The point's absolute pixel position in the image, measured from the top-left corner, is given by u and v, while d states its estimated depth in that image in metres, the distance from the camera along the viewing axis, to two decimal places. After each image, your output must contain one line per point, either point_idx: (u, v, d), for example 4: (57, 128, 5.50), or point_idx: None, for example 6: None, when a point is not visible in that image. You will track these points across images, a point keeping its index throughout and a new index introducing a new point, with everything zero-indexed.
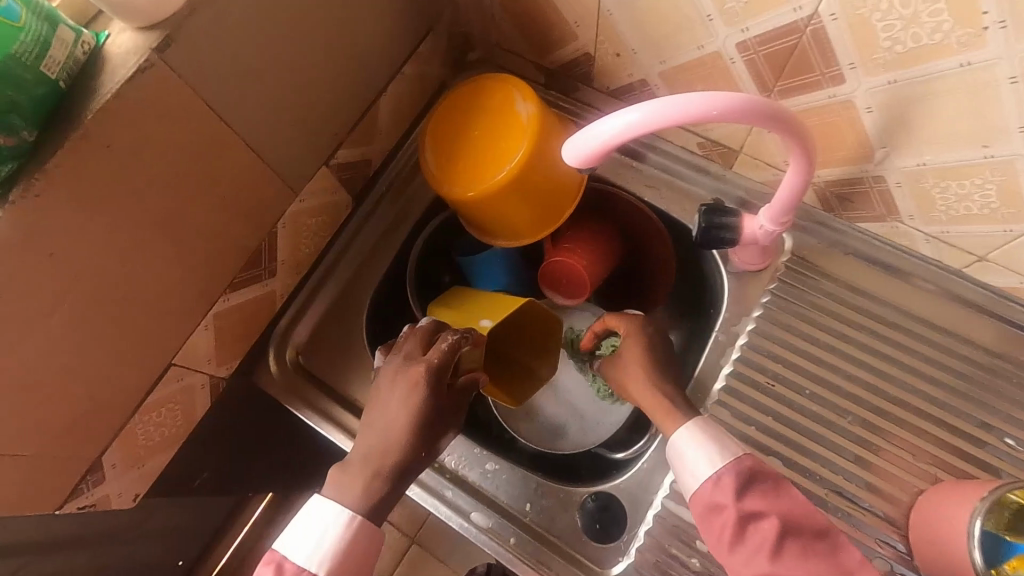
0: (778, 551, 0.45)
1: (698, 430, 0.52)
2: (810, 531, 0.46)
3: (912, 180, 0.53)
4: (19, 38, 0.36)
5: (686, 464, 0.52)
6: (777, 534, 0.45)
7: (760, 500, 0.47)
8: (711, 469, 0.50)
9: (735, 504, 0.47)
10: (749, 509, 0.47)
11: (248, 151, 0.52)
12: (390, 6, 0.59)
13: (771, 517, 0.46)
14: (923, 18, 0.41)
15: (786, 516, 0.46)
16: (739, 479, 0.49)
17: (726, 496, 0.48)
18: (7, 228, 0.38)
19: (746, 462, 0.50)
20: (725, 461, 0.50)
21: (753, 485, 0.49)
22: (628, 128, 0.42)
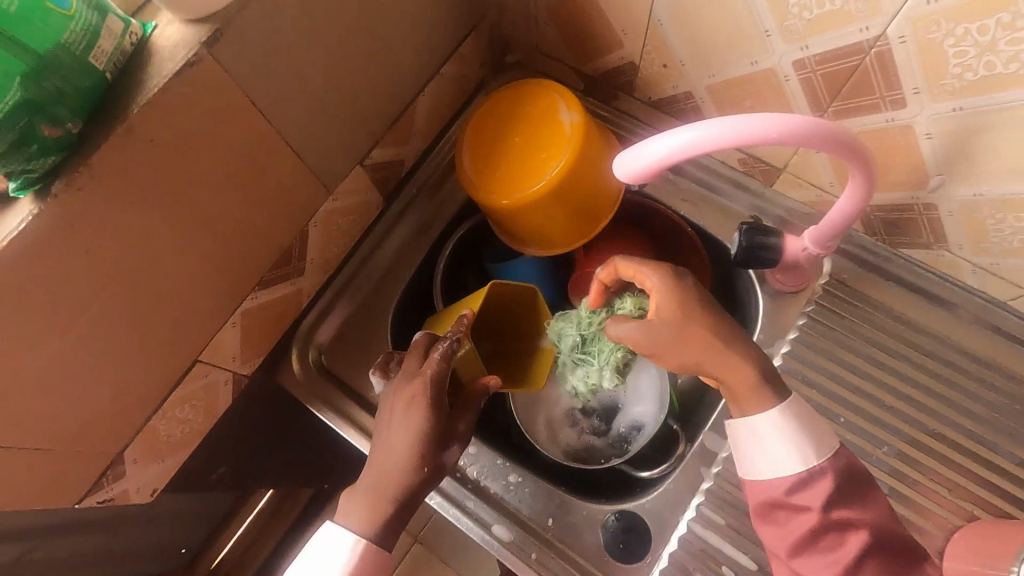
0: (860, 566, 0.42)
1: (790, 418, 0.46)
2: (898, 546, 0.43)
3: (967, 210, 0.51)
4: (69, 27, 0.35)
5: (764, 450, 0.47)
6: (864, 550, 0.42)
7: (851, 510, 0.43)
8: (797, 468, 0.45)
9: (824, 511, 0.43)
10: (840, 517, 0.43)
11: (286, 148, 0.51)
12: (434, 5, 0.58)
13: (862, 529, 0.43)
14: (1000, 46, 0.40)
15: (878, 528, 0.43)
16: (833, 480, 0.44)
17: (811, 498, 0.44)
18: (49, 222, 0.38)
19: (843, 462, 0.45)
20: (819, 458, 0.45)
21: (848, 487, 0.45)
22: (686, 147, 0.41)
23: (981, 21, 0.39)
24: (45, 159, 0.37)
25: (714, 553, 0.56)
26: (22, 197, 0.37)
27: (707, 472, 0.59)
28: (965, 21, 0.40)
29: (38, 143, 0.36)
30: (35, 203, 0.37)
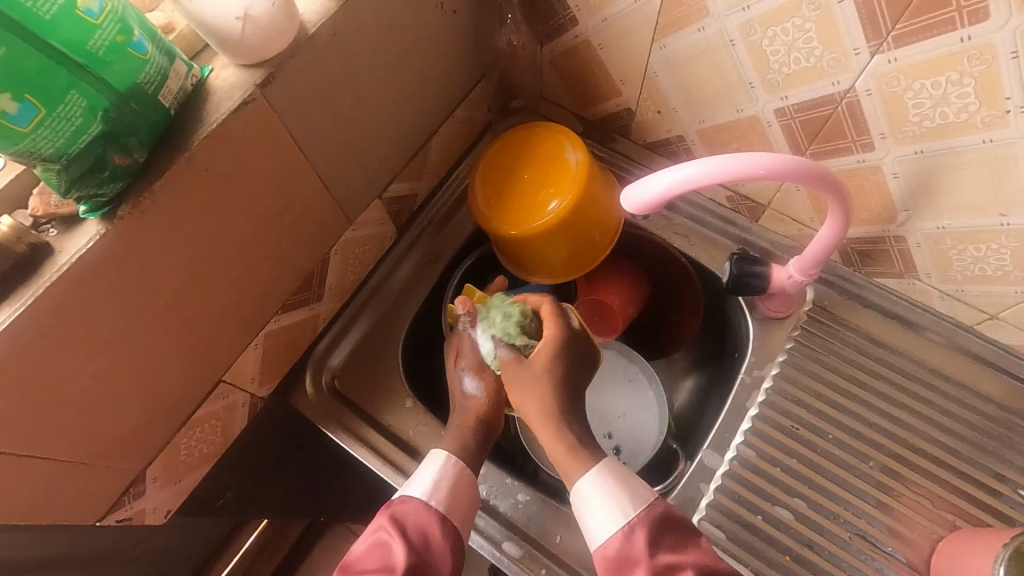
0: None
1: (602, 481, 0.52)
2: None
3: (933, 241, 0.57)
4: (146, 69, 0.39)
5: (588, 512, 0.51)
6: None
7: (672, 553, 0.47)
8: (621, 520, 0.49)
9: (648, 559, 0.47)
10: (665, 562, 0.46)
11: (316, 178, 0.55)
12: (451, 55, 0.64)
13: (688, 569, 0.46)
14: (951, 98, 0.46)
15: (702, 564, 0.46)
16: (647, 532, 0.49)
17: (639, 550, 0.48)
18: (112, 240, 0.41)
19: (654, 511, 0.50)
20: (635, 512, 0.50)
21: (665, 531, 0.49)
22: (685, 181, 0.46)
23: (934, 77, 0.46)
24: (113, 185, 0.41)
25: None
26: (89, 220, 0.41)
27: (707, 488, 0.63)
28: (922, 78, 0.46)
29: (110, 170, 0.39)
30: (102, 225, 0.41)
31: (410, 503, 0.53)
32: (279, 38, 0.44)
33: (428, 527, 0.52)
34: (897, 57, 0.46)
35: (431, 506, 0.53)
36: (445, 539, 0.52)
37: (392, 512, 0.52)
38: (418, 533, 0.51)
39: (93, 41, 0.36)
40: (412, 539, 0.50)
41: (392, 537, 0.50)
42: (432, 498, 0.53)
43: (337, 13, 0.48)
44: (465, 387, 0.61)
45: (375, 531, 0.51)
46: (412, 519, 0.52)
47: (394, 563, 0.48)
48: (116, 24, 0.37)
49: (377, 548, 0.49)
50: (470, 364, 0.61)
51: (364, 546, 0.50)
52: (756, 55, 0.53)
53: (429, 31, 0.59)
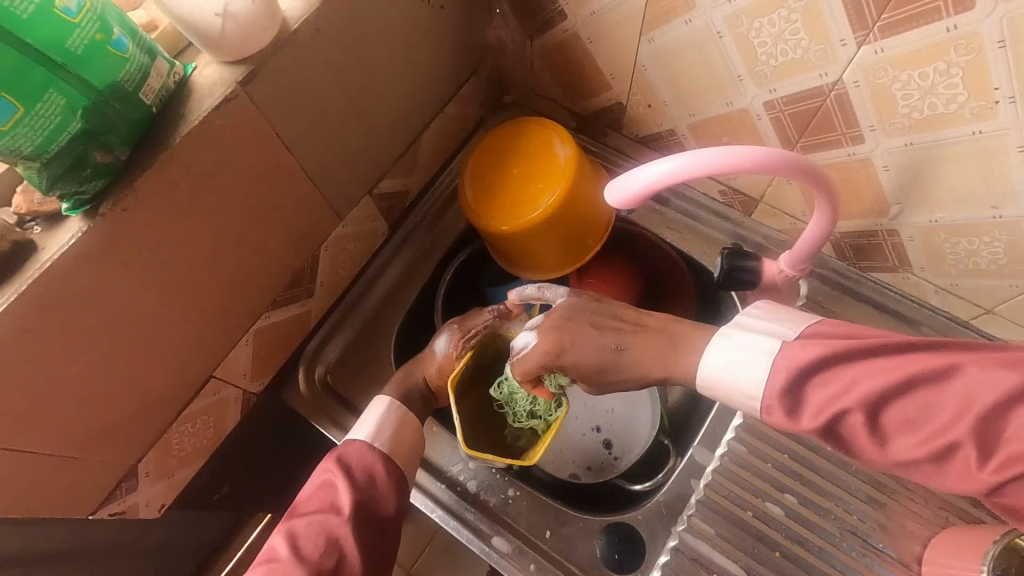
0: (881, 420, 0.38)
1: (720, 347, 0.48)
2: (902, 386, 0.37)
3: (925, 234, 0.56)
4: (126, 67, 0.40)
5: (737, 378, 0.46)
6: (871, 422, 0.38)
7: (819, 395, 0.40)
8: (759, 397, 0.44)
9: (803, 423, 0.41)
10: (822, 419, 0.39)
11: (302, 174, 0.55)
12: (439, 51, 0.64)
13: (853, 410, 0.38)
14: (939, 89, 0.45)
15: (868, 398, 0.38)
16: (785, 392, 0.42)
17: (787, 420, 0.42)
18: (95, 237, 0.41)
19: (783, 372, 0.42)
20: (767, 391, 0.43)
21: (807, 380, 0.41)
22: (670, 174, 0.46)
23: (921, 69, 0.45)
24: (95, 182, 0.41)
25: (707, 562, 0.58)
26: (72, 217, 0.41)
27: (697, 484, 0.63)
28: (909, 68, 0.46)
29: (91, 168, 0.40)
30: (84, 221, 0.41)
31: (353, 445, 0.54)
32: (260, 35, 0.44)
33: (371, 466, 0.53)
34: (883, 47, 0.45)
35: (373, 447, 0.55)
36: (389, 477, 0.53)
37: (336, 455, 0.53)
38: (363, 472, 0.52)
39: (72, 39, 0.36)
40: (357, 478, 0.52)
41: (336, 477, 0.51)
42: (374, 441, 0.55)
43: (320, 9, 0.48)
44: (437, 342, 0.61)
45: (320, 474, 0.52)
46: (357, 459, 0.53)
47: (341, 504, 0.49)
48: (95, 21, 0.38)
49: (324, 488, 0.50)
50: (454, 330, 0.61)
51: (311, 489, 0.51)
52: (744, 47, 0.52)
53: (416, 25, 0.59)
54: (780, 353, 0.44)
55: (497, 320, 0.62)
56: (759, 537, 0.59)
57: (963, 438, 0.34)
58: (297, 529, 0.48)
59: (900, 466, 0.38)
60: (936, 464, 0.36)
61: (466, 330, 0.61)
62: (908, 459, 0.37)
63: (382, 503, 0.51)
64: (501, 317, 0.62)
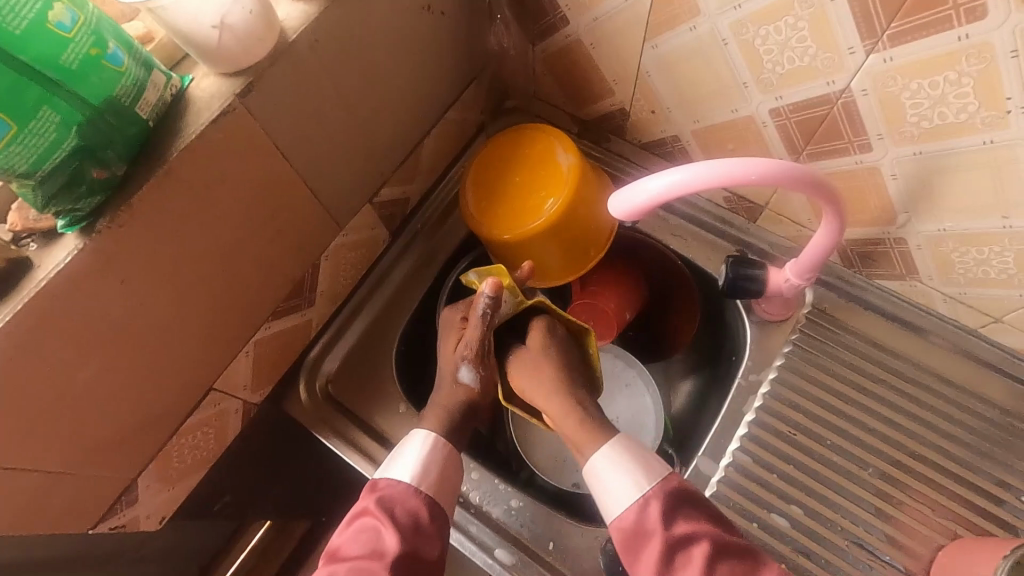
0: (712, 571, 0.45)
1: (615, 453, 0.53)
2: (738, 548, 0.47)
3: (934, 243, 0.55)
4: (121, 81, 0.39)
5: (607, 487, 0.52)
6: (708, 556, 0.46)
7: (687, 524, 0.48)
8: (636, 493, 0.50)
9: (664, 531, 0.48)
10: (680, 533, 0.48)
11: (302, 184, 0.54)
12: (440, 57, 0.63)
13: (701, 539, 0.47)
14: (949, 98, 0.44)
15: (717, 535, 0.47)
16: (662, 505, 0.49)
17: (651, 523, 0.49)
18: (91, 254, 0.41)
19: (672, 482, 0.51)
20: (650, 484, 0.51)
21: (678, 508, 0.49)
22: (674, 187, 0.45)
23: (931, 77, 0.44)
24: (91, 198, 0.40)
25: None
26: (68, 234, 0.41)
27: None
28: (919, 78, 0.45)
29: (87, 184, 0.39)
30: (80, 238, 0.41)
31: (396, 487, 0.53)
32: (257, 46, 0.44)
33: (414, 509, 0.52)
34: (893, 56, 0.45)
35: (419, 490, 0.53)
36: (431, 520, 0.52)
37: (378, 496, 0.52)
38: (407, 516, 0.52)
39: (66, 56, 0.36)
40: (401, 523, 0.51)
41: (379, 523, 0.50)
42: (421, 483, 0.54)
43: (318, 19, 0.47)
44: (459, 373, 0.61)
45: (361, 516, 0.51)
46: (400, 502, 0.52)
47: (383, 551, 0.48)
48: (90, 36, 0.37)
49: (366, 534, 0.50)
50: (470, 358, 0.60)
51: (351, 531, 0.51)
52: (750, 54, 0.51)
53: (417, 33, 0.58)
54: (662, 477, 0.51)
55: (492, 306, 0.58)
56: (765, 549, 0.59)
57: None
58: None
59: None
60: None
61: (477, 348, 0.59)
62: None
63: (424, 550, 0.50)
64: (497, 304, 0.58)
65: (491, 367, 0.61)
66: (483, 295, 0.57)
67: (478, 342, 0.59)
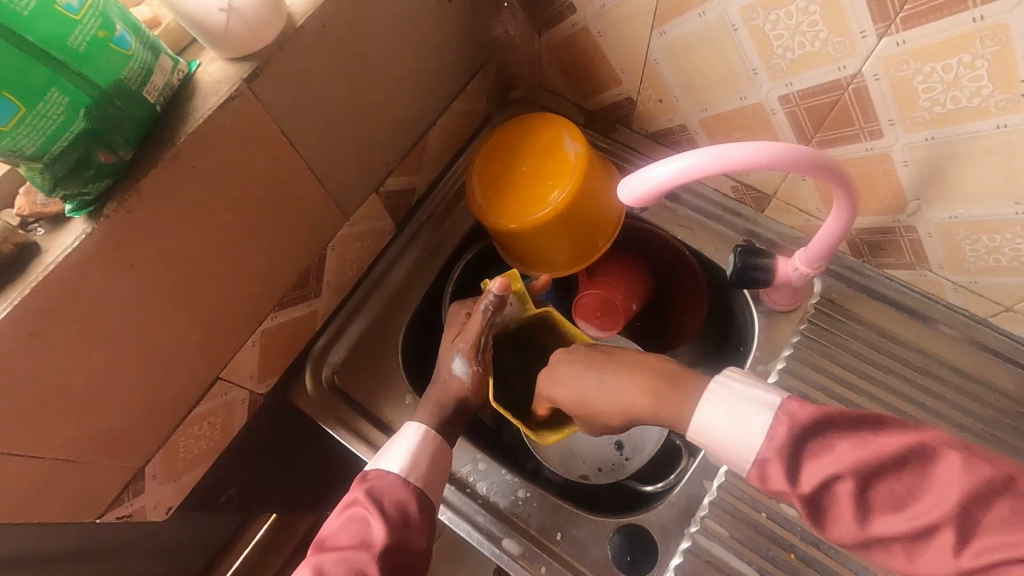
0: (866, 499, 0.36)
1: (720, 391, 0.45)
2: (895, 461, 0.35)
3: (944, 231, 0.55)
4: (129, 65, 0.39)
5: (727, 435, 0.43)
6: (857, 495, 0.36)
7: (819, 461, 0.37)
8: (761, 436, 0.41)
9: (794, 488, 0.37)
10: (812, 485, 0.37)
11: (309, 171, 0.54)
12: (446, 46, 0.63)
13: (844, 477, 0.36)
14: (963, 82, 0.44)
15: (862, 464, 0.36)
16: (790, 442, 0.39)
17: (779, 481, 0.38)
18: (98, 239, 0.41)
19: (781, 427, 0.40)
20: (768, 419, 0.41)
21: (808, 447, 0.38)
22: (682, 171, 0.44)
23: (944, 61, 0.44)
24: (99, 183, 0.40)
25: (721, 565, 0.57)
26: (75, 219, 0.41)
27: (710, 486, 0.61)
28: (932, 61, 0.44)
29: (95, 168, 0.39)
30: (88, 223, 0.40)
31: (385, 477, 0.52)
32: (265, 31, 0.43)
33: (403, 500, 0.51)
34: (906, 39, 0.44)
35: (408, 481, 0.53)
36: (420, 513, 0.51)
37: (368, 487, 0.51)
38: (396, 506, 0.50)
39: (74, 37, 0.35)
40: (389, 513, 0.49)
41: (368, 511, 0.49)
42: (408, 474, 0.53)
43: (326, 5, 0.47)
44: (454, 365, 0.61)
45: (349, 506, 0.50)
46: (389, 494, 0.51)
47: (372, 540, 0.47)
48: (97, 18, 0.37)
49: (354, 522, 0.48)
50: (465, 350, 0.61)
51: (339, 521, 0.49)
52: (759, 39, 0.51)
53: (423, 21, 0.58)
54: (780, 408, 0.41)
55: (495, 308, 0.59)
56: (773, 539, 0.57)
57: (945, 520, 0.33)
58: (325, 566, 0.46)
59: (875, 540, 0.35)
60: (912, 543, 0.34)
61: (474, 343, 0.60)
62: (887, 536, 0.35)
63: (413, 541, 0.49)
64: (500, 304, 0.59)
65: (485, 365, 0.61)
66: (489, 294, 0.58)
67: (476, 336, 0.60)
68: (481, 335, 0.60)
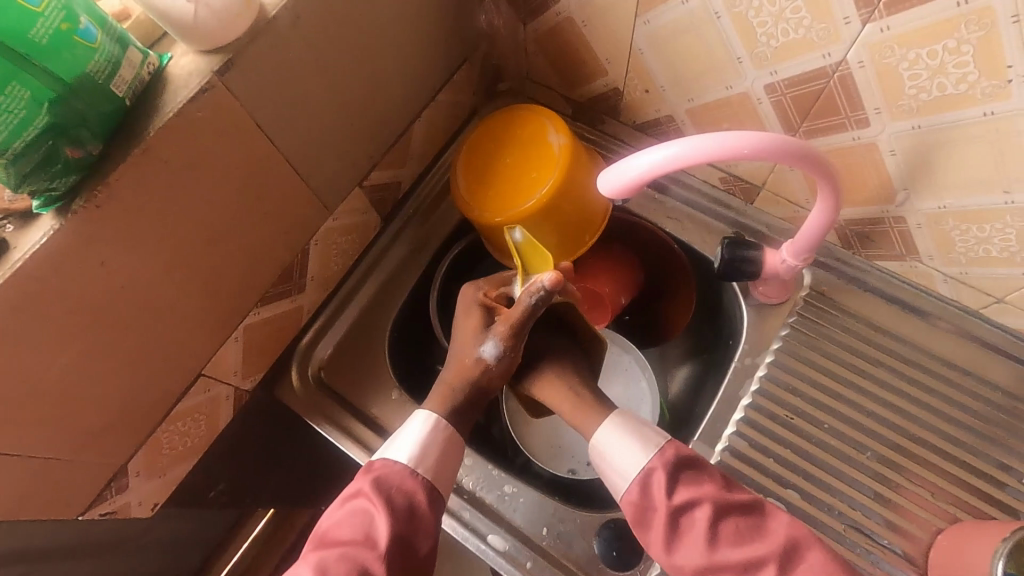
0: (716, 532, 0.48)
1: (616, 428, 0.54)
2: (743, 506, 0.49)
3: (934, 221, 0.54)
4: (94, 57, 0.38)
5: (612, 460, 0.53)
6: (710, 521, 0.48)
7: (687, 491, 0.50)
8: (640, 466, 0.52)
9: (670, 501, 0.49)
10: (681, 502, 0.49)
11: (288, 166, 0.53)
12: (429, 37, 0.62)
13: (703, 504, 0.49)
14: (949, 68, 0.43)
15: (717, 498, 0.49)
16: (666, 473, 0.51)
17: (657, 496, 0.50)
18: (68, 235, 0.40)
19: (668, 453, 0.51)
20: (650, 459, 0.52)
21: (679, 475, 0.51)
22: (664, 162, 0.44)
23: (930, 47, 0.43)
24: (67, 178, 0.40)
25: None
26: (44, 215, 0.40)
27: None
28: (916, 47, 0.43)
29: (62, 163, 0.39)
30: (56, 219, 0.40)
31: (394, 467, 0.52)
32: (235, 23, 0.43)
33: (411, 491, 0.52)
34: (890, 25, 0.43)
35: (416, 473, 0.53)
36: (428, 505, 0.52)
37: (373, 477, 0.52)
38: (403, 499, 0.51)
39: (35, 30, 0.35)
40: (396, 506, 0.50)
41: (374, 505, 0.50)
42: (417, 465, 0.53)
43: None
44: (483, 346, 0.58)
45: (355, 497, 0.51)
46: (397, 484, 0.52)
47: (377, 536, 0.48)
48: (60, 10, 0.36)
49: (358, 515, 0.50)
50: (502, 333, 0.56)
51: (342, 513, 0.50)
52: (743, 27, 0.50)
53: (403, 11, 0.57)
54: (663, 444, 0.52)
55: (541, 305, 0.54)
56: None
57: (771, 556, 0.46)
58: (328, 562, 0.47)
59: (714, 564, 0.47)
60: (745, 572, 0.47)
61: (511, 331, 0.56)
62: (724, 562, 0.47)
63: (418, 538, 0.50)
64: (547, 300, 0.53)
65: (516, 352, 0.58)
66: (539, 285, 0.53)
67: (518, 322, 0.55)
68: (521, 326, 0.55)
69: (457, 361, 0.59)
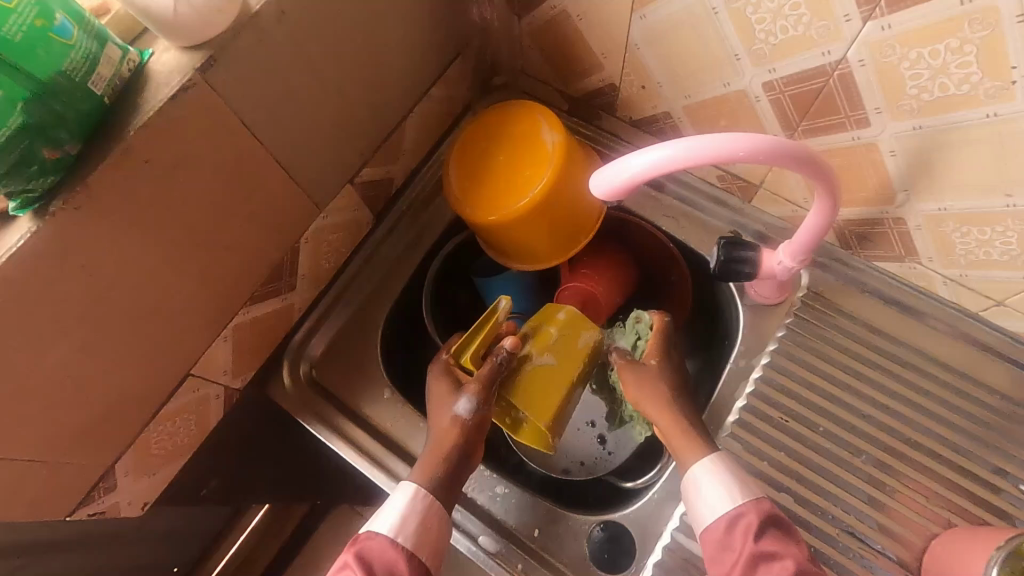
0: None
1: (716, 471, 0.53)
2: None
3: (934, 223, 0.53)
4: (70, 55, 0.37)
5: (701, 497, 0.53)
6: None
7: (774, 543, 0.48)
8: (729, 507, 0.51)
9: (749, 547, 0.48)
10: (765, 550, 0.47)
11: (275, 164, 0.52)
12: (421, 31, 0.61)
13: (785, 557, 0.46)
14: (951, 68, 0.42)
15: (799, 561, 0.46)
16: (756, 520, 0.49)
17: (739, 541, 0.49)
18: (45, 237, 0.39)
19: (764, 504, 0.51)
20: (745, 502, 0.51)
21: (770, 530, 0.49)
22: (658, 163, 0.43)
23: (932, 46, 0.41)
24: (44, 179, 0.39)
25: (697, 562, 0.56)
26: (21, 217, 0.39)
27: None
28: (918, 46, 0.42)
29: (39, 165, 0.38)
30: (33, 221, 0.39)
31: (376, 539, 0.52)
32: (217, 19, 0.41)
33: (394, 563, 0.51)
34: (891, 23, 0.42)
35: (398, 543, 0.52)
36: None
37: (359, 548, 0.51)
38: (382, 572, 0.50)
39: (7, 27, 0.34)
40: None
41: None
42: (398, 535, 0.52)
43: None
44: (456, 403, 0.57)
45: (340, 568, 0.50)
46: (378, 556, 0.51)
47: None
48: (33, 6, 0.35)
49: None
50: (474, 387, 0.57)
51: None
52: (741, 23, 0.49)
53: (393, 5, 0.56)
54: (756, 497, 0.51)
55: (508, 364, 0.59)
56: None
57: None
58: None
59: None
60: None
61: (482, 381, 0.57)
62: None
63: None
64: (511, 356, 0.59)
65: (488, 408, 0.58)
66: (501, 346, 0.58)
67: (487, 376, 0.58)
68: (490, 387, 0.58)
69: (434, 426, 0.58)
